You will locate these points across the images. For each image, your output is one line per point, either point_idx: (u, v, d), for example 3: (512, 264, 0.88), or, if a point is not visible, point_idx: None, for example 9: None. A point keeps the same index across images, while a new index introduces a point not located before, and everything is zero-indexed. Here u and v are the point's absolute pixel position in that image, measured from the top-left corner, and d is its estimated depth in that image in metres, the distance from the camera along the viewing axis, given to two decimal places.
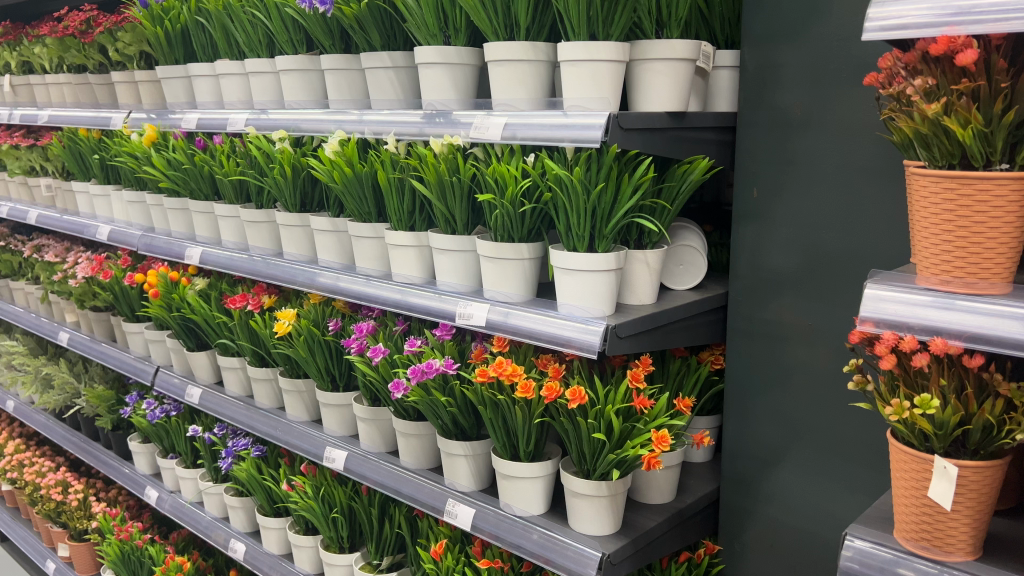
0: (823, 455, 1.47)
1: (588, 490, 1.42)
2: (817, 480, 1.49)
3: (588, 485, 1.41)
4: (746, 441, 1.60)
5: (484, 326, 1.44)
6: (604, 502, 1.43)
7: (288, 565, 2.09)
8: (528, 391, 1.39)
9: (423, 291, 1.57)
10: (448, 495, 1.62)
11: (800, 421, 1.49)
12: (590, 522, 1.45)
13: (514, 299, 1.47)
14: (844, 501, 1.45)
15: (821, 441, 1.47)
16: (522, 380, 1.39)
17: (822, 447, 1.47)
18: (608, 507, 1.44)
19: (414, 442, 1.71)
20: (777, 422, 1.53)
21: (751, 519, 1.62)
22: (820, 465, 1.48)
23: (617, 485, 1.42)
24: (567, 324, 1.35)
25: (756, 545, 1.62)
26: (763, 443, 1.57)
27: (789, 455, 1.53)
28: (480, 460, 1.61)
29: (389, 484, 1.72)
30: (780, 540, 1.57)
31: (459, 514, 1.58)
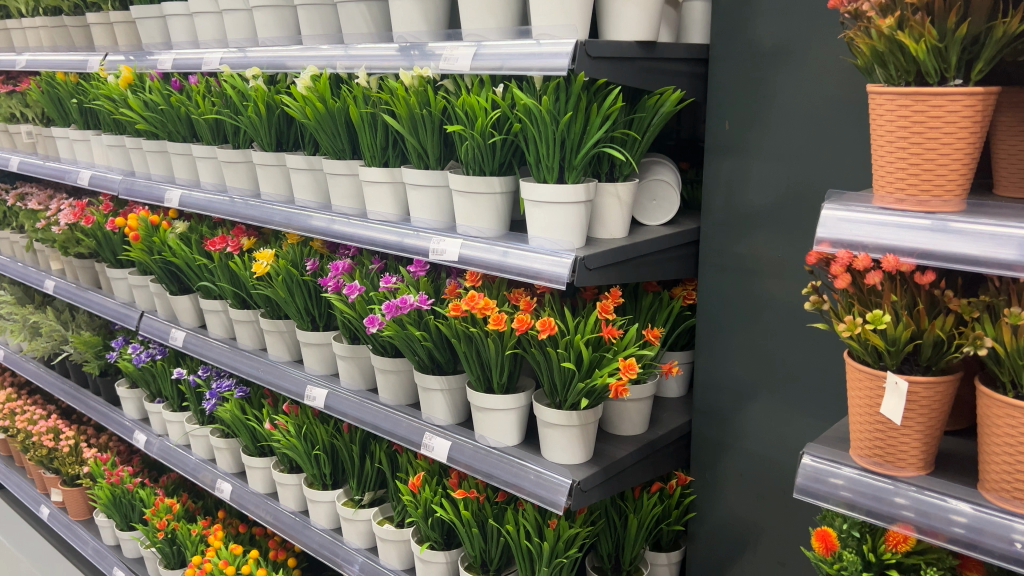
0: (795, 385, 1.49)
1: (559, 420, 1.45)
2: (789, 410, 1.51)
3: (561, 417, 1.44)
4: (721, 375, 1.62)
5: (456, 261, 1.45)
6: (575, 433, 1.47)
7: (273, 504, 2.15)
8: (499, 323, 1.41)
9: (397, 228, 1.58)
10: (425, 429, 1.65)
11: (775, 354, 1.51)
12: (561, 451, 1.49)
13: (485, 234, 1.48)
14: (815, 431, 1.48)
15: (794, 372, 1.49)
16: (494, 312, 1.41)
17: (794, 379, 1.49)
18: (579, 437, 1.47)
19: (392, 378, 1.73)
20: (749, 355, 1.55)
21: (723, 450, 1.65)
22: (791, 395, 1.50)
23: (586, 414, 1.45)
24: (537, 257, 1.36)
25: (726, 478, 1.66)
26: (735, 376, 1.59)
27: (761, 388, 1.55)
28: (456, 395, 1.63)
29: (368, 420, 1.75)
30: (753, 471, 1.60)
31: (436, 446, 1.61)
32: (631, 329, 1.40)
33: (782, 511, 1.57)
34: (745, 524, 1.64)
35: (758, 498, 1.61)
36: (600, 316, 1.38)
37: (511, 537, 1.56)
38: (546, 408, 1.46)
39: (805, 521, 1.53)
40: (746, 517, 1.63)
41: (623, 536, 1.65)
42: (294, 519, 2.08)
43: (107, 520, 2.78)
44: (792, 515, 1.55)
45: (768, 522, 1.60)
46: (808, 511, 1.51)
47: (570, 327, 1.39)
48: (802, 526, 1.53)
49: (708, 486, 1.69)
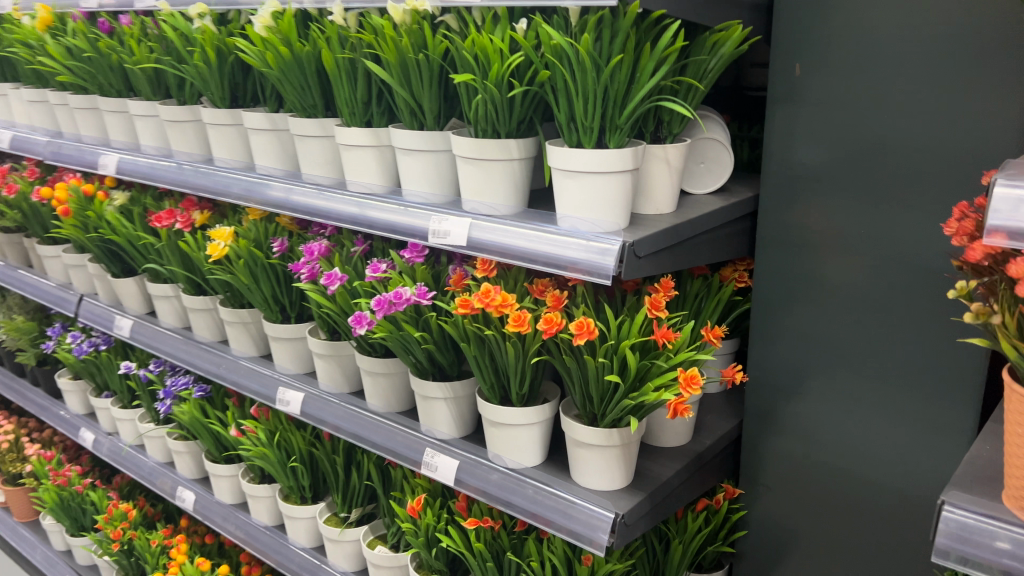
0: (878, 390, 1.22)
1: (593, 440, 1.18)
2: (868, 418, 1.25)
3: (596, 437, 1.18)
4: (778, 373, 1.34)
5: (463, 246, 1.16)
6: (614, 456, 1.20)
7: (243, 517, 1.86)
8: (522, 324, 1.14)
9: (385, 203, 1.27)
10: (425, 444, 1.37)
11: (850, 353, 1.24)
12: (595, 477, 1.22)
13: (500, 211, 1.18)
14: (902, 445, 1.22)
15: (876, 375, 1.22)
16: (514, 311, 1.13)
17: (875, 383, 1.22)
18: (617, 461, 1.21)
19: (382, 382, 1.44)
20: (816, 350, 1.28)
21: (778, 461, 1.39)
22: (871, 401, 1.24)
23: (625, 432, 1.18)
24: (571, 242, 1.07)
25: (782, 493, 1.40)
26: (797, 375, 1.32)
27: (830, 391, 1.28)
28: (463, 404, 1.35)
29: (354, 431, 1.47)
30: (817, 488, 1.34)
31: (439, 467, 1.33)
32: (688, 328, 1.13)
33: (854, 536, 1.31)
34: (806, 547, 1.39)
35: (822, 518, 1.35)
36: (650, 314, 1.10)
37: (536, 574, 1.31)
38: (576, 425, 1.20)
39: (884, 547, 1.28)
40: (807, 539, 1.38)
41: (664, 562, 1.40)
42: (268, 535, 1.80)
43: (54, 525, 2.48)
44: (867, 539, 1.30)
45: (835, 547, 1.34)
46: (890, 536, 1.27)
47: (611, 329, 1.11)
48: (881, 554, 1.29)
49: (758, 501, 1.43)
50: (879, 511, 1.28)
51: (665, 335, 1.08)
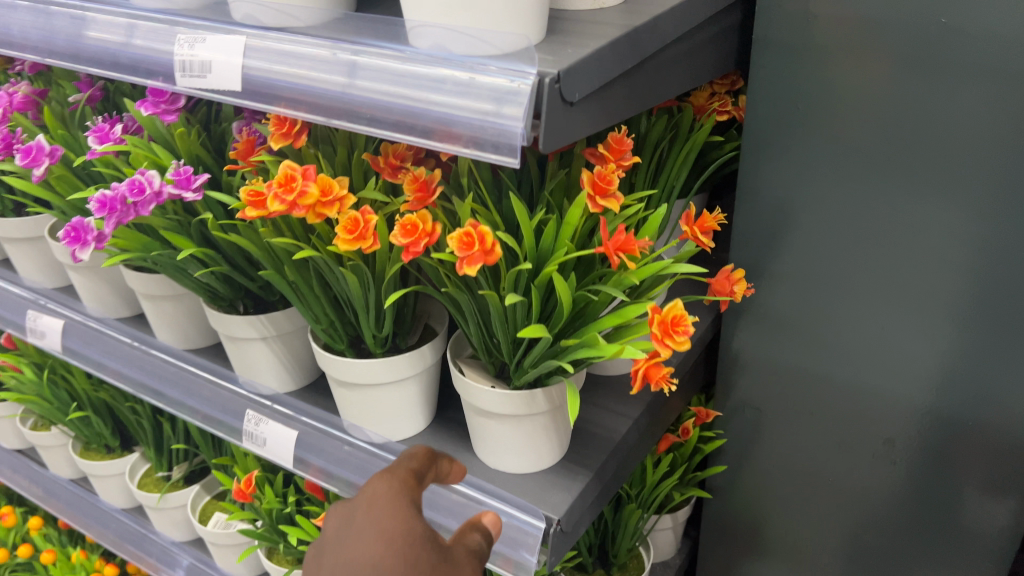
0: (947, 293, 0.74)
1: (501, 409, 0.70)
2: (924, 338, 0.77)
3: (504, 405, 0.70)
4: (766, 268, 0.84)
5: (242, 92, 0.63)
6: (538, 424, 0.73)
7: (39, 470, 1.37)
8: (363, 234, 0.62)
9: (100, 14, 0.72)
10: (243, 405, 0.88)
11: (898, 235, 0.74)
12: (511, 456, 0.76)
13: (299, 19, 0.64)
14: (979, 373, 0.76)
15: (942, 271, 0.73)
16: (348, 213, 0.62)
17: (944, 281, 0.74)
18: (543, 430, 0.74)
19: (167, 310, 0.92)
20: (838, 237, 0.78)
21: (765, 392, 0.92)
22: (929, 311, 0.76)
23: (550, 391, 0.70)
24: (434, 82, 0.55)
25: (770, 433, 0.94)
26: (798, 273, 0.82)
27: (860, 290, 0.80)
28: (295, 341, 0.86)
29: (138, 380, 0.96)
30: (824, 430, 0.89)
31: (268, 440, 0.85)
32: (654, 220, 0.63)
33: (881, 493, 0.88)
34: (806, 502, 0.96)
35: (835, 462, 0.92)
36: (592, 208, 0.60)
37: None
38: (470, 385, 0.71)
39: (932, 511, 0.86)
40: (807, 492, 0.95)
41: (614, 524, 0.98)
42: (73, 494, 1.32)
43: None
44: (902, 497, 0.87)
45: (851, 505, 0.92)
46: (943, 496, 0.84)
47: (525, 241, 0.62)
48: (926, 518, 0.86)
49: (737, 439, 0.99)
50: (925, 465, 0.83)
51: (625, 246, 0.58)
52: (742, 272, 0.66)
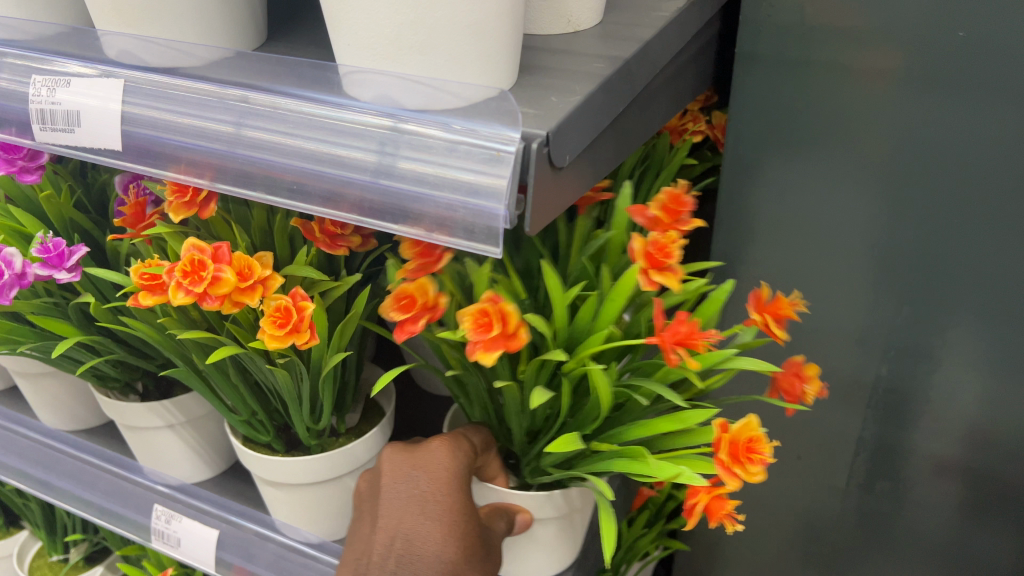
0: (963, 338, 0.66)
1: (542, 513, 0.57)
2: (930, 384, 0.69)
3: (547, 507, 0.57)
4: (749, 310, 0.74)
5: (123, 153, 0.49)
6: (574, 522, 0.61)
7: None
8: (295, 326, 0.49)
9: None
10: (148, 497, 0.73)
11: (904, 273, 0.66)
12: (529, 566, 0.62)
13: (195, 54, 0.50)
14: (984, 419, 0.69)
15: (952, 314, 0.65)
16: (278, 302, 0.49)
17: (952, 325, 0.66)
18: (573, 531, 0.61)
19: (49, 388, 0.76)
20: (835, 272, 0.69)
21: None
22: (933, 354, 0.68)
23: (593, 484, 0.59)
24: (385, 146, 0.42)
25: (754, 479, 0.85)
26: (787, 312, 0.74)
27: (859, 334, 0.71)
28: (211, 426, 0.72)
29: (14, 471, 0.79)
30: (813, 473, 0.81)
31: (182, 541, 0.71)
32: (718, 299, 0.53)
33: (874, 544, 0.81)
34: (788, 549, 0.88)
35: (823, 514, 0.84)
36: (645, 284, 0.47)
37: None
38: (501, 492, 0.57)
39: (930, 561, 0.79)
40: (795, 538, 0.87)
41: None
42: None
43: None
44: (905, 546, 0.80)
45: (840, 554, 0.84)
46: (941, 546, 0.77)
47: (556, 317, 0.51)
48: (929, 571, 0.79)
49: None
50: (925, 516, 0.76)
51: (699, 339, 0.46)
52: (815, 370, 0.56)
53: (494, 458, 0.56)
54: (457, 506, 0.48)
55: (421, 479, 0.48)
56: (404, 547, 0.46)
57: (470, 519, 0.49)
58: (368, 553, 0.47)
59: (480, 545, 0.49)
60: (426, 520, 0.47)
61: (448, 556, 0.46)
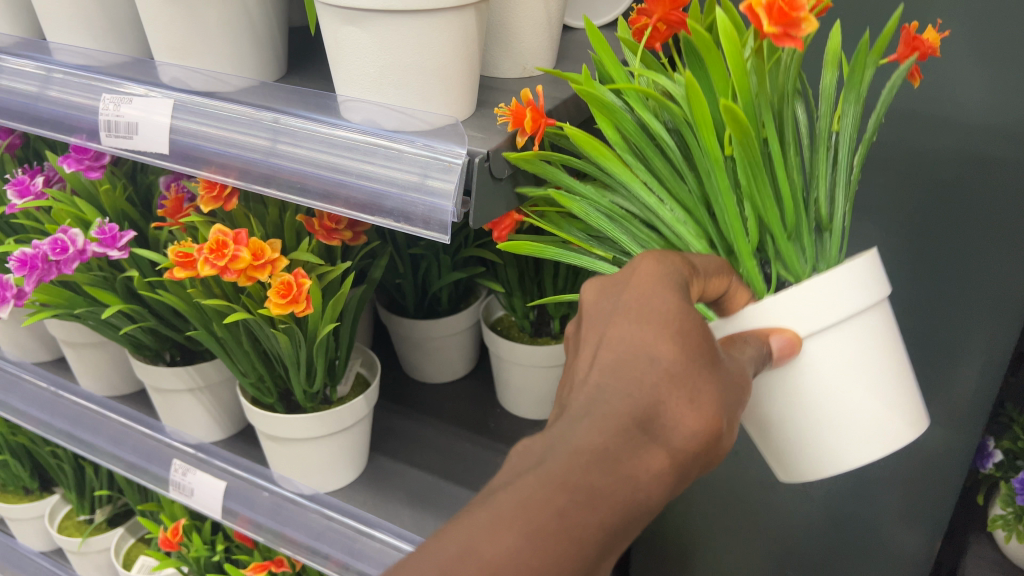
0: None
1: (810, 326, 0.43)
2: None
3: (816, 311, 0.43)
4: None
5: (170, 156, 0.63)
6: (867, 349, 0.45)
7: None
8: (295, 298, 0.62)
9: (16, 65, 0.71)
10: (168, 452, 0.86)
11: None
12: (858, 432, 0.46)
13: (229, 83, 0.64)
14: None
15: None
16: (282, 278, 0.62)
17: None
18: (877, 364, 0.45)
19: (91, 357, 0.90)
20: None
21: None
22: None
23: (860, 288, 0.44)
24: (367, 157, 0.56)
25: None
26: None
27: None
28: (224, 392, 0.85)
29: (55, 428, 0.92)
30: None
31: (196, 491, 0.83)
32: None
33: None
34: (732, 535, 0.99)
35: None
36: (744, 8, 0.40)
37: None
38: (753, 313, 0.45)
39: None
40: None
41: None
42: None
43: None
44: None
45: None
46: None
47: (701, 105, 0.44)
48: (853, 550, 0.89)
49: None
50: None
51: None
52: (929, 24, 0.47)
53: (726, 278, 0.44)
54: (666, 303, 0.37)
55: (623, 293, 0.39)
56: (614, 357, 0.36)
57: (694, 319, 0.37)
58: (572, 384, 0.37)
59: (715, 353, 0.37)
60: (637, 325, 0.36)
61: (664, 358, 0.35)
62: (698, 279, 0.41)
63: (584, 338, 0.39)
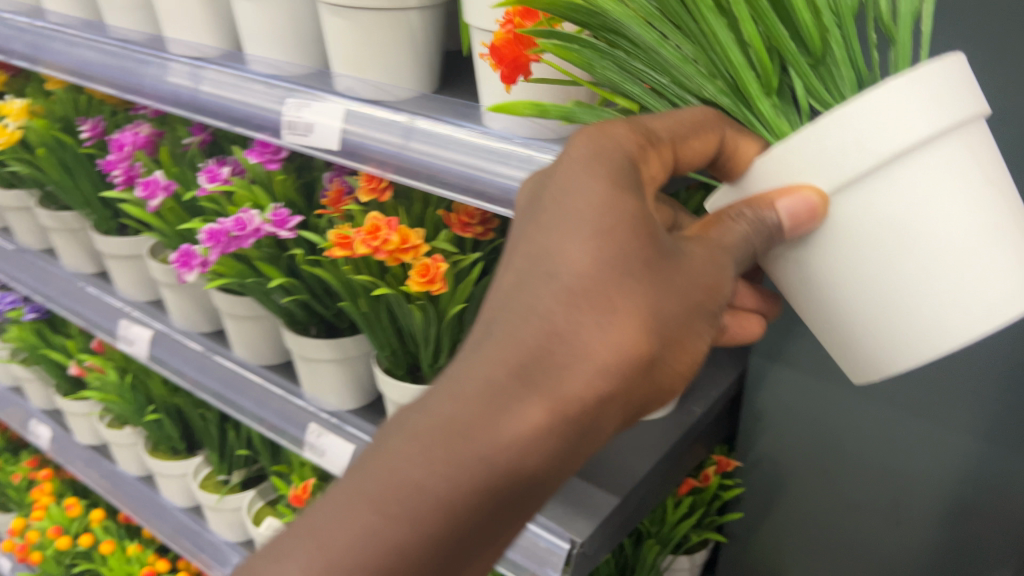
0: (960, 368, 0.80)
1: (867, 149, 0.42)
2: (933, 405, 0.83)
3: (880, 129, 0.41)
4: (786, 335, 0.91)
5: (340, 150, 0.74)
6: (957, 163, 0.42)
7: (107, 465, 1.50)
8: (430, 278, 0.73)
9: (218, 72, 0.85)
10: (307, 417, 0.98)
11: None
12: (948, 280, 0.43)
13: (393, 93, 0.76)
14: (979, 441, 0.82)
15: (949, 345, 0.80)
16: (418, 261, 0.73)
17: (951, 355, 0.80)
18: (959, 188, 0.42)
19: (249, 328, 1.03)
20: None
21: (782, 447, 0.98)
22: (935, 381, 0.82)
23: (959, 89, 0.41)
24: (502, 154, 0.64)
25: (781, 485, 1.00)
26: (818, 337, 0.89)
27: None
28: (358, 365, 0.96)
29: (217, 391, 1.07)
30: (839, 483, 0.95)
31: (327, 451, 0.95)
32: None
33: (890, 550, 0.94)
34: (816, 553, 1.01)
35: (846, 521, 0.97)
36: None
37: None
38: (805, 139, 0.43)
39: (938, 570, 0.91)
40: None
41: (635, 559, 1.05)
42: (138, 488, 1.44)
43: None
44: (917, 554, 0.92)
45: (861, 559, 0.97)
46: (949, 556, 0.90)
47: None
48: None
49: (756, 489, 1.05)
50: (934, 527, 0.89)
51: None
52: None
53: (696, 138, 0.46)
54: (598, 200, 0.40)
55: (564, 181, 0.41)
56: (529, 263, 0.40)
57: (626, 218, 0.40)
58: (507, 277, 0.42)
59: (650, 253, 0.40)
60: (571, 224, 0.40)
61: (584, 258, 0.39)
62: (657, 151, 0.44)
63: (529, 227, 0.43)
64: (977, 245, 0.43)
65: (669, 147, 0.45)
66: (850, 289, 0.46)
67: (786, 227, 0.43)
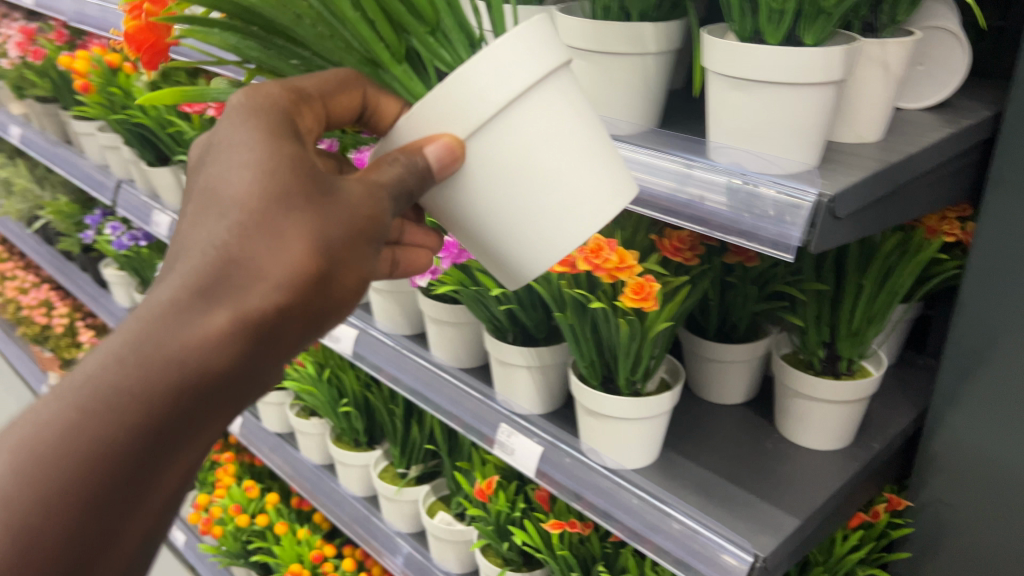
0: None
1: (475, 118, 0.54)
2: None
3: (498, 90, 0.53)
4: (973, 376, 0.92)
5: None
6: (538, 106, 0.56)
7: (292, 451, 1.65)
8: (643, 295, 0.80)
9: None
10: (499, 417, 1.07)
11: None
12: (557, 196, 0.58)
13: (622, 126, 0.84)
14: None
15: None
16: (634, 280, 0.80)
17: None
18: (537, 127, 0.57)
19: (449, 332, 1.14)
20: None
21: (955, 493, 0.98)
22: None
23: (542, 49, 0.54)
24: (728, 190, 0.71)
25: (952, 529, 0.99)
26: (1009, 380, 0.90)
27: None
28: (551, 373, 1.04)
29: (415, 389, 1.19)
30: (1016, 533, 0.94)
31: (516, 451, 1.03)
32: None
33: None
34: None
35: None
36: None
37: None
38: (433, 98, 0.54)
39: None
40: None
41: None
42: (318, 475, 1.58)
43: None
44: None
45: None
46: None
47: None
48: None
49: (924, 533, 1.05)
50: None
51: None
52: None
53: (340, 94, 0.60)
54: (235, 148, 0.50)
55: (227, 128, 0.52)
56: (210, 188, 0.49)
57: (293, 163, 0.49)
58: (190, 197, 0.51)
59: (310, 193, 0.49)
60: (226, 157, 0.50)
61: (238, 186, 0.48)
62: (309, 106, 0.57)
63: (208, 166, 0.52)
64: (603, 152, 0.60)
65: (319, 104, 0.59)
66: (492, 213, 0.59)
67: (433, 168, 0.54)
